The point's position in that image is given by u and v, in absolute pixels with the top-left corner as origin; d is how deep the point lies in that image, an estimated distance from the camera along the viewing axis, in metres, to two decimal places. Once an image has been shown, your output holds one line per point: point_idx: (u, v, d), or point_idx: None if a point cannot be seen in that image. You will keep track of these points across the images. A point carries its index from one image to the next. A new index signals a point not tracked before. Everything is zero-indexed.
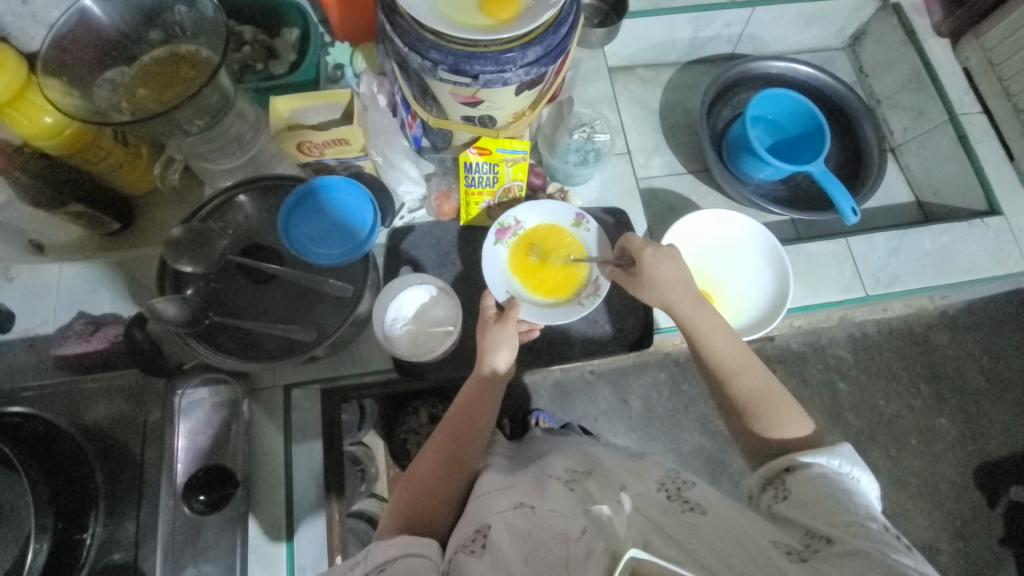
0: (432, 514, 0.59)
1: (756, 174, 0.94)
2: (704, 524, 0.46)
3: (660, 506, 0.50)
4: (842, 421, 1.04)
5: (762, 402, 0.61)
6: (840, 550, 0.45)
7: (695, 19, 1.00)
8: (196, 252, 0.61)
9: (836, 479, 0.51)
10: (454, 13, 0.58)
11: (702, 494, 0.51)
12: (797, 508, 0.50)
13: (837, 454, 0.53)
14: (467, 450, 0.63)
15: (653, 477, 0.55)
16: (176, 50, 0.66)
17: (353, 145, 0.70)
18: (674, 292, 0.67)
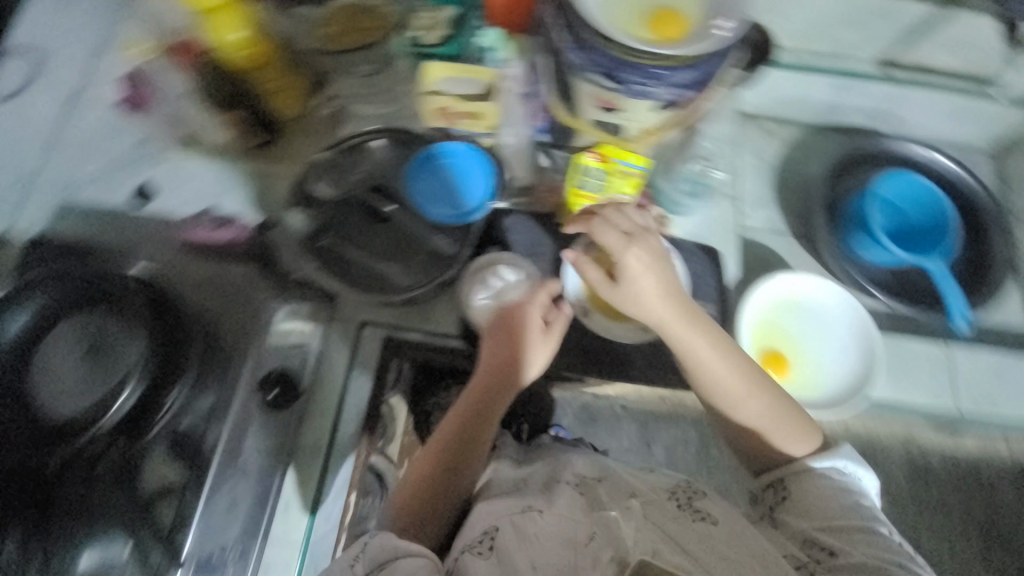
0: (428, 521, 0.66)
1: (867, 255, 0.90)
2: (714, 538, 0.53)
3: (673, 516, 0.55)
4: None
5: (779, 435, 0.63)
6: (843, 560, 0.54)
7: (840, 85, 0.98)
8: (334, 178, 0.76)
9: (844, 484, 0.60)
10: (621, 23, 0.65)
11: (712, 504, 0.57)
12: (798, 511, 0.59)
13: (840, 457, 0.61)
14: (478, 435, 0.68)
15: (663, 486, 0.60)
16: (364, 6, 0.84)
17: (483, 121, 0.77)
18: (681, 328, 0.63)
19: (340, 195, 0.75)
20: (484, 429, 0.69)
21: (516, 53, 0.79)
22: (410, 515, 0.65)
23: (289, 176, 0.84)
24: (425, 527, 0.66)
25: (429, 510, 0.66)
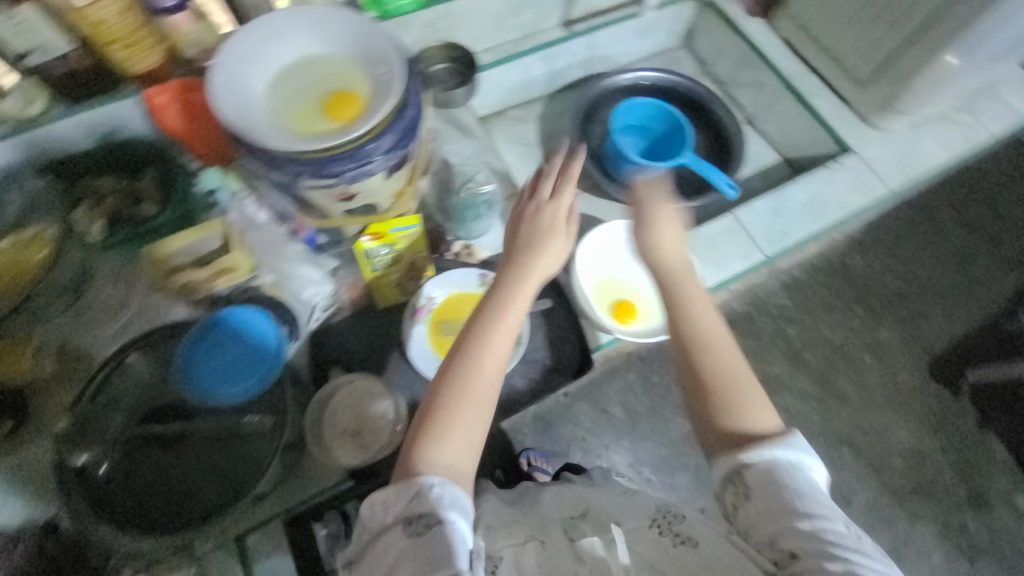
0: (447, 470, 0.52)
1: (640, 177, 1.01)
2: (693, 563, 0.56)
3: (655, 543, 0.58)
4: (801, 360, 1.19)
5: (742, 402, 0.60)
6: (806, 567, 0.50)
7: (545, 56, 1.08)
8: (94, 434, 0.60)
9: (778, 476, 0.54)
10: (299, 123, 0.62)
11: (690, 526, 0.59)
12: (756, 510, 0.54)
13: (790, 448, 0.56)
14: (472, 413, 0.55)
15: (646, 512, 0.63)
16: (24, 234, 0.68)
17: (239, 270, 0.69)
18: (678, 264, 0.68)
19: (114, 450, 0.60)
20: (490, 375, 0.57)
21: (244, 188, 0.74)
22: (365, 557, 0.49)
23: None
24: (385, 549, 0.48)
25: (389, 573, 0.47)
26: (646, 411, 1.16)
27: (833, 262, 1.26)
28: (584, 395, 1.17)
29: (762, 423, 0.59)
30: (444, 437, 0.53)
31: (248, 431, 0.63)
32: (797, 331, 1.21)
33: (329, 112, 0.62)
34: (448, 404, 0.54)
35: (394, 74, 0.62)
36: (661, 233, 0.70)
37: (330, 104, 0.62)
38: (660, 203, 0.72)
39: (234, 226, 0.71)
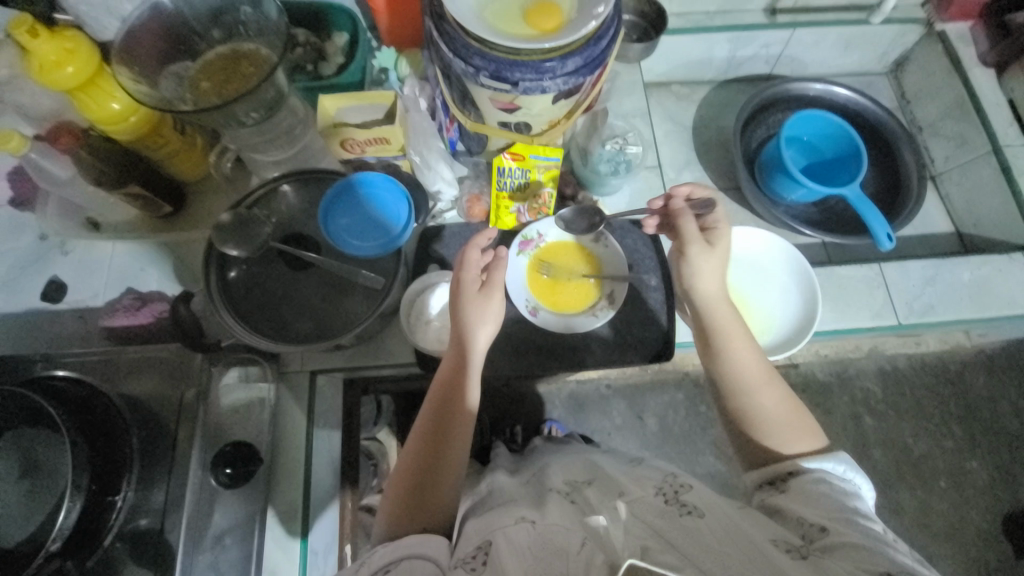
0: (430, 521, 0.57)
1: (789, 195, 0.94)
2: (704, 530, 0.46)
3: (659, 511, 0.50)
4: (868, 456, 1.08)
5: (778, 426, 0.61)
6: (835, 539, 0.46)
7: (734, 38, 1.01)
8: (240, 236, 0.66)
9: (823, 480, 0.54)
10: (499, 22, 0.61)
11: (699, 499, 0.52)
12: (795, 501, 0.53)
13: (838, 462, 0.56)
14: (460, 403, 0.62)
15: (652, 484, 0.56)
16: (240, 48, 0.70)
17: (392, 145, 0.74)
18: (731, 330, 0.65)
19: (257, 253, 0.67)
20: (453, 450, 0.61)
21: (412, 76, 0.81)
22: (404, 517, 0.57)
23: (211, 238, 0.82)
24: (426, 504, 0.58)
25: (431, 515, 0.57)
26: (681, 435, 1.18)
27: (942, 365, 1.13)
28: (626, 394, 1.21)
29: (797, 442, 0.60)
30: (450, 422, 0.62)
31: (359, 284, 0.69)
32: (873, 422, 1.10)
33: (529, 18, 0.61)
34: (423, 473, 0.60)
35: None
36: (710, 276, 0.67)
37: (534, 10, 0.61)
38: (696, 240, 0.67)
39: (401, 102, 0.75)
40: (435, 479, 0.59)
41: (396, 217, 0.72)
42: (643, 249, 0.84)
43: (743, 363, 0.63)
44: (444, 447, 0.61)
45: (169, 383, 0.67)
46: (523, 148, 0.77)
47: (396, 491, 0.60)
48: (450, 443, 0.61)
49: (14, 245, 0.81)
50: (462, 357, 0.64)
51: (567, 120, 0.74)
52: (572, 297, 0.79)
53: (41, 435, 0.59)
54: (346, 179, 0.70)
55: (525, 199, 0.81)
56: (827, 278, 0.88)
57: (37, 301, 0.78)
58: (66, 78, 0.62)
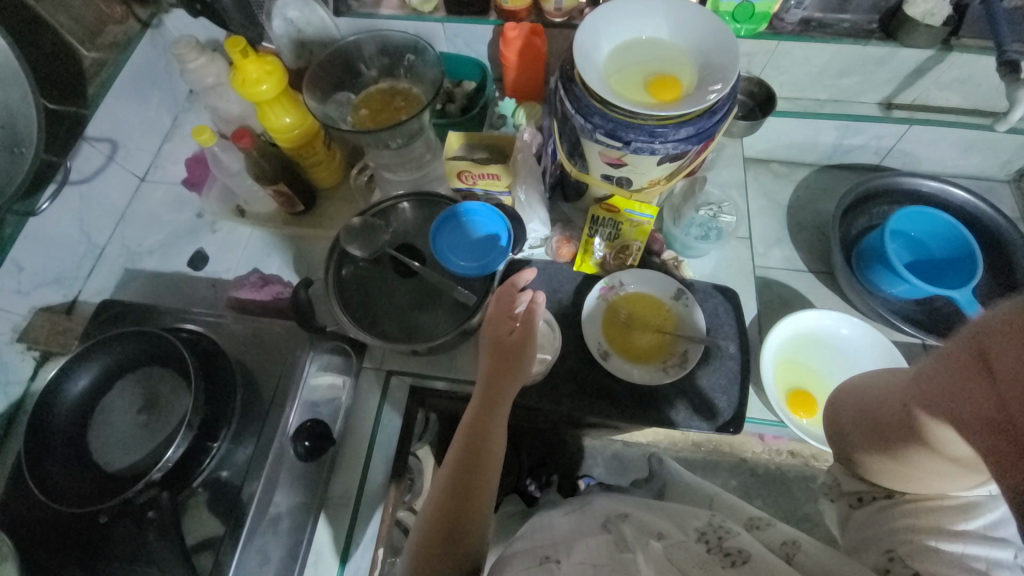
0: (467, 546, 0.58)
1: (888, 289, 0.90)
2: None
3: (700, 560, 0.50)
4: None
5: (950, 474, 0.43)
6: None
7: (844, 127, 1.02)
8: (364, 240, 0.76)
9: (949, 502, 0.43)
10: (623, 89, 0.68)
11: (745, 544, 0.51)
12: (899, 525, 0.45)
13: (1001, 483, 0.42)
14: (490, 440, 0.64)
15: (694, 526, 0.55)
16: (396, 86, 0.84)
17: (501, 180, 0.82)
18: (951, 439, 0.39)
19: (373, 255, 0.77)
20: (487, 476, 0.62)
21: (528, 123, 0.89)
22: (440, 543, 0.58)
23: (328, 238, 0.94)
24: (461, 532, 0.59)
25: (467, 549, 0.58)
26: None
27: None
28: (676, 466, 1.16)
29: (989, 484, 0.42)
30: (481, 462, 0.62)
31: (450, 297, 0.76)
32: None
33: (651, 88, 0.67)
34: (458, 498, 0.60)
35: (722, 78, 0.65)
36: None
37: (656, 82, 0.68)
38: None
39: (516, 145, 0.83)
40: (470, 504, 0.60)
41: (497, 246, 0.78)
42: (723, 316, 0.83)
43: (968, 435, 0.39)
44: (474, 480, 0.61)
45: (276, 354, 0.75)
46: (622, 202, 0.82)
47: (427, 523, 0.60)
48: (480, 479, 0.62)
49: (178, 218, 0.98)
50: (495, 386, 0.66)
51: (667, 180, 0.77)
52: (643, 351, 0.80)
53: (174, 379, 0.69)
54: (455, 206, 0.79)
55: (611, 246, 0.84)
56: None
57: (184, 267, 0.93)
58: (260, 93, 0.77)
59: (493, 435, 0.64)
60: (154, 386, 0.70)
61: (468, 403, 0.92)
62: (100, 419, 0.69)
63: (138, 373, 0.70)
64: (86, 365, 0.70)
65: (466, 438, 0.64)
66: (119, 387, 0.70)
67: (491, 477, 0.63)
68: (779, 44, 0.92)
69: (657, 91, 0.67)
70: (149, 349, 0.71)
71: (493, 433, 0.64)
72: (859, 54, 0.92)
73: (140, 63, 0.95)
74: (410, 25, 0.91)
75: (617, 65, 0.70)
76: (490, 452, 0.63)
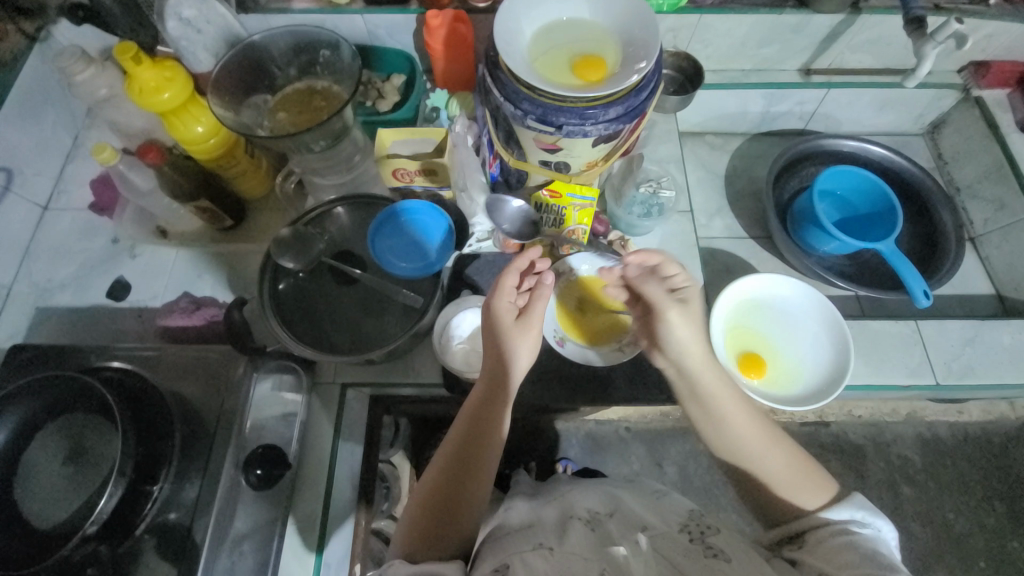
0: (456, 539, 0.57)
1: (822, 247, 0.94)
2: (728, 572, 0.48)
3: (684, 550, 0.52)
4: (905, 527, 1.04)
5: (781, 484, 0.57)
6: None
7: (769, 95, 1.06)
8: (296, 250, 0.72)
9: (839, 532, 0.52)
10: (549, 73, 0.67)
11: (725, 541, 0.53)
12: (819, 560, 0.50)
13: (854, 507, 0.53)
14: (490, 428, 0.61)
15: (677, 519, 0.57)
16: (315, 85, 0.79)
17: (439, 176, 0.80)
18: (721, 392, 0.61)
19: (309, 266, 0.73)
20: (484, 466, 0.60)
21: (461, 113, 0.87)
22: (429, 536, 0.56)
23: (263, 251, 0.88)
24: (452, 524, 0.57)
25: (452, 541, 0.57)
26: (702, 487, 1.15)
27: (982, 436, 1.10)
28: (646, 439, 1.19)
29: (838, 507, 0.54)
30: (474, 451, 0.60)
31: (397, 301, 0.73)
32: (912, 492, 1.07)
33: (576, 69, 0.66)
34: (454, 489, 0.59)
35: (646, 55, 0.65)
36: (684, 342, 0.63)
37: (582, 62, 0.67)
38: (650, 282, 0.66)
39: (449, 138, 0.80)
40: (465, 494, 0.59)
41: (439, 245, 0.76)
42: None
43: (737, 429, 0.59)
44: (471, 468, 0.60)
45: (216, 382, 0.71)
46: (564, 186, 0.81)
47: (414, 512, 0.60)
48: (474, 471, 0.60)
49: (92, 248, 0.89)
50: (499, 371, 0.63)
51: (604, 161, 0.77)
52: (599, 333, 0.80)
53: (101, 424, 0.64)
54: (391, 207, 0.76)
55: (559, 234, 0.84)
56: (863, 334, 0.87)
57: (105, 300, 0.86)
58: (161, 101, 0.70)
59: (494, 421, 0.61)
60: (78, 435, 0.63)
61: (432, 404, 0.91)
62: (22, 478, 0.62)
63: (59, 422, 0.64)
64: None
65: (466, 425, 0.62)
66: (41, 441, 0.64)
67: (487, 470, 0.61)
68: (701, 18, 0.94)
69: (582, 71, 0.66)
70: (67, 395, 0.64)
71: (495, 420, 0.62)
72: (776, 23, 0.95)
73: (24, 81, 0.85)
74: (327, 19, 0.86)
75: (540, 48, 0.68)
76: (487, 445, 0.61)
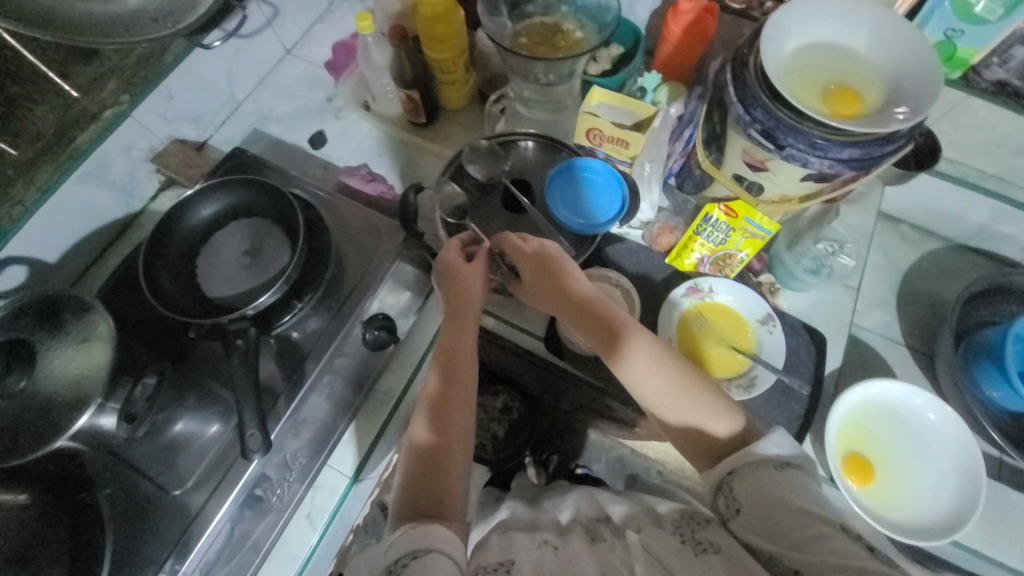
0: (445, 492, 0.57)
1: (991, 392, 0.82)
2: (716, 569, 0.49)
3: (674, 551, 0.52)
4: None
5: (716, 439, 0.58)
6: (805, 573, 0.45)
7: (999, 210, 0.89)
8: (486, 162, 0.79)
9: (762, 478, 0.52)
10: (798, 89, 0.64)
11: (714, 531, 0.52)
12: (752, 518, 0.50)
13: (774, 443, 0.54)
14: (458, 386, 0.64)
15: (670, 519, 0.57)
16: (561, 25, 0.83)
17: (629, 150, 0.81)
18: (629, 365, 0.64)
19: (490, 179, 0.79)
20: (458, 423, 0.62)
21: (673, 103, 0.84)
22: (411, 490, 0.57)
23: (441, 156, 0.96)
24: (435, 476, 0.58)
25: (443, 494, 0.56)
26: None
27: None
28: None
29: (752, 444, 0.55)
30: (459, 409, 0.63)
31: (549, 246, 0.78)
32: None
33: (828, 95, 0.63)
34: (427, 442, 0.61)
35: (912, 106, 0.60)
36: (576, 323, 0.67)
37: (836, 94, 0.64)
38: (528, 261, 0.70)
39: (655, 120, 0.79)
40: (443, 450, 0.60)
41: (607, 214, 0.77)
42: (802, 357, 0.80)
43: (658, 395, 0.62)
44: (448, 427, 0.62)
45: (370, 249, 0.80)
46: (743, 207, 0.75)
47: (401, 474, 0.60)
48: (450, 420, 0.62)
49: (310, 96, 1.02)
50: (456, 332, 0.67)
51: (801, 201, 0.73)
52: (713, 361, 0.77)
53: (280, 237, 0.74)
54: (569, 161, 0.78)
55: (714, 252, 0.81)
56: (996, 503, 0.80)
57: (304, 143, 0.99)
58: None
59: (461, 380, 0.65)
60: (260, 237, 0.74)
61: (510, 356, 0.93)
62: (210, 247, 0.75)
63: (252, 221, 0.76)
64: (210, 200, 0.76)
65: (436, 389, 0.65)
66: (233, 226, 0.76)
67: (463, 420, 0.63)
68: (967, 98, 0.83)
69: (832, 98, 0.63)
70: (268, 203, 0.76)
71: (461, 380, 0.65)
72: None
73: None
74: None
75: (800, 62, 0.65)
76: (456, 399, 0.64)
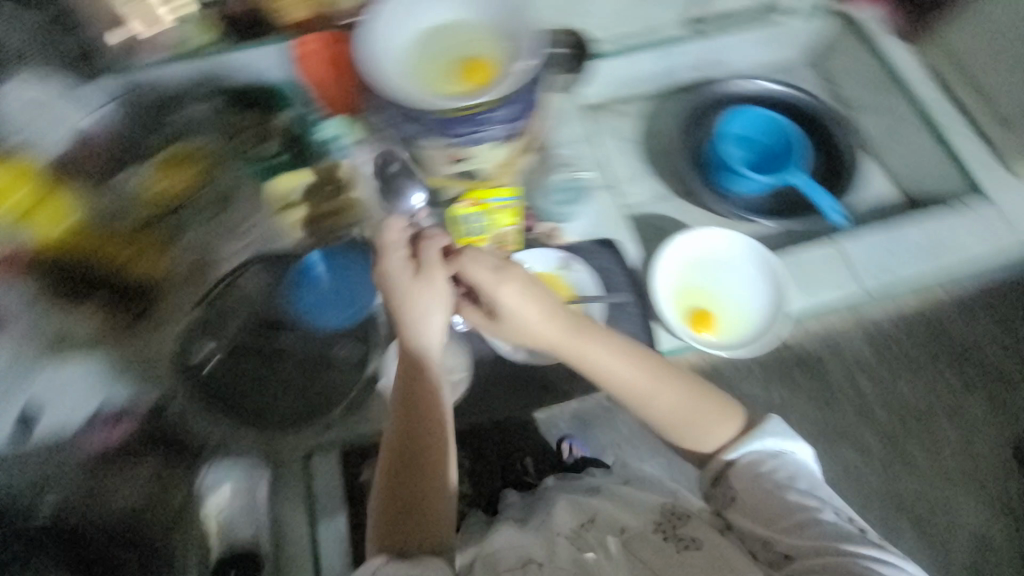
0: (432, 531, 0.60)
1: (739, 189, 0.98)
2: (690, 563, 0.61)
3: (658, 548, 0.64)
4: None
5: (681, 406, 0.68)
6: (799, 561, 0.58)
7: (662, 54, 1.07)
8: (217, 329, 0.76)
9: (760, 468, 0.64)
10: (434, 88, 0.67)
11: (694, 527, 0.65)
12: (747, 508, 0.63)
13: (769, 438, 0.66)
14: (423, 437, 0.62)
15: (651, 516, 0.67)
16: (189, 147, 0.80)
17: (347, 207, 0.80)
18: (561, 353, 0.67)
19: (229, 344, 0.75)
20: (432, 469, 0.62)
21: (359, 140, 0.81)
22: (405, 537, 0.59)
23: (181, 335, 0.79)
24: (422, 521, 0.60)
25: (426, 531, 0.60)
26: None
27: None
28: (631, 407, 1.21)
29: (750, 434, 0.66)
30: (424, 423, 0.62)
31: (334, 358, 0.76)
32: None
33: (457, 77, 0.67)
34: (410, 500, 0.60)
35: (523, 47, 0.66)
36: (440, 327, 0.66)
37: (462, 75, 0.67)
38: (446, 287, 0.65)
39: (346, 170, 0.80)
40: (422, 501, 0.60)
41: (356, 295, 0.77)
42: (612, 269, 0.85)
43: (629, 377, 0.68)
44: (417, 481, 0.61)
45: None
46: (479, 193, 0.76)
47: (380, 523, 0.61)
48: (424, 473, 0.61)
49: None
50: (409, 393, 0.64)
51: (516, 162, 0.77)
52: None
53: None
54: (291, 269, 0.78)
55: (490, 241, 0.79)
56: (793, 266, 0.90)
57: None
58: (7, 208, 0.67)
59: (431, 436, 0.62)
60: None
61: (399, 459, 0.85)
62: None
63: None
64: None
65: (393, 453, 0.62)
66: None
67: (444, 455, 0.62)
68: None
69: (462, 79, 0.67)
70: None
71: (427, 434, 0.62)
72: None
73: None
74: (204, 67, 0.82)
75: (418, 66, 0.68)
76: (421, 450, 0.62)
